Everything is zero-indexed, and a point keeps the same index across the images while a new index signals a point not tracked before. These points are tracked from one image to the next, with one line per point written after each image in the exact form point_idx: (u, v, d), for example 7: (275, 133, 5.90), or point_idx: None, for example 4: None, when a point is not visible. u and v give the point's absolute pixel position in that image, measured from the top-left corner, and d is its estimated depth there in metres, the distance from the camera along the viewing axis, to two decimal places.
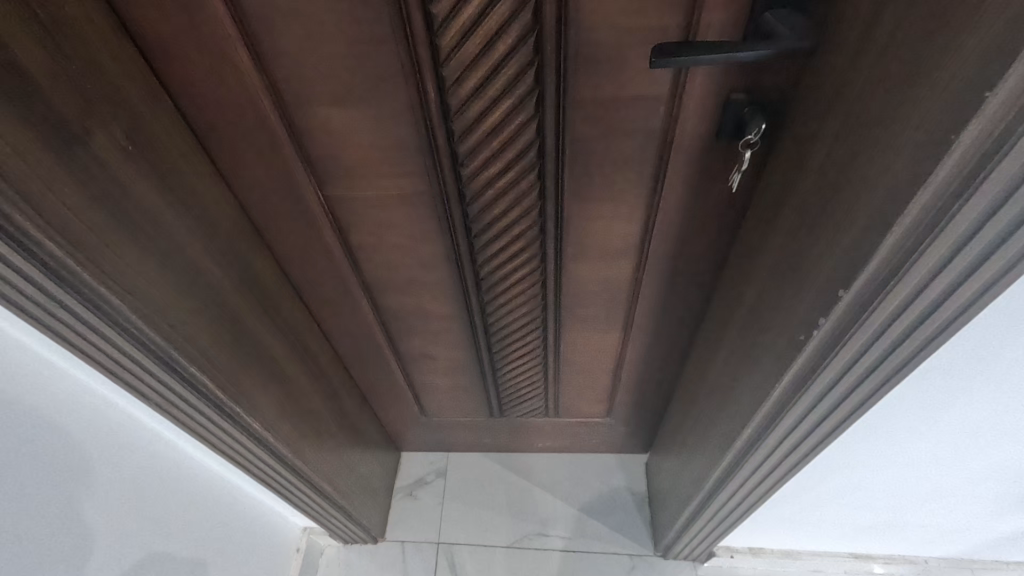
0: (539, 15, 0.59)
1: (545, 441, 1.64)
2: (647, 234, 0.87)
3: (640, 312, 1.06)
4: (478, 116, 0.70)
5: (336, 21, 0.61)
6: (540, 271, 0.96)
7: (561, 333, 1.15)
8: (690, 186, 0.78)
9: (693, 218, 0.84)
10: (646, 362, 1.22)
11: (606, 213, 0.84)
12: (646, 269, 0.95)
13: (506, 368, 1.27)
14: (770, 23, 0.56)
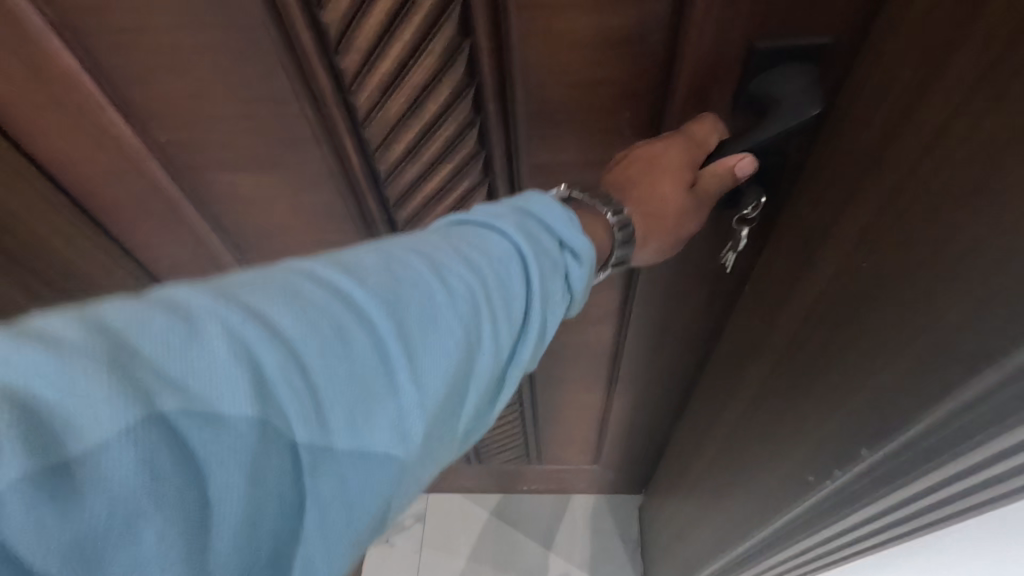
0: (474, 70, 0.47)
1: (533, 484, 1.50)
2: (629, 299, 0.75)
3: (626, 374, 0.94)
4: (413, 184, 0.57)
5: (225, 82, 0.48)
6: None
7: (540, 391, 1.03)
8: (675, 257, 0.66)
9: (681, 287, 0.72)
10: (635, 421, 1.10)
11: None
12: (630, 334, 0.83)
13: (482, 422, 1.16)
14: (769, 83, 0.45)
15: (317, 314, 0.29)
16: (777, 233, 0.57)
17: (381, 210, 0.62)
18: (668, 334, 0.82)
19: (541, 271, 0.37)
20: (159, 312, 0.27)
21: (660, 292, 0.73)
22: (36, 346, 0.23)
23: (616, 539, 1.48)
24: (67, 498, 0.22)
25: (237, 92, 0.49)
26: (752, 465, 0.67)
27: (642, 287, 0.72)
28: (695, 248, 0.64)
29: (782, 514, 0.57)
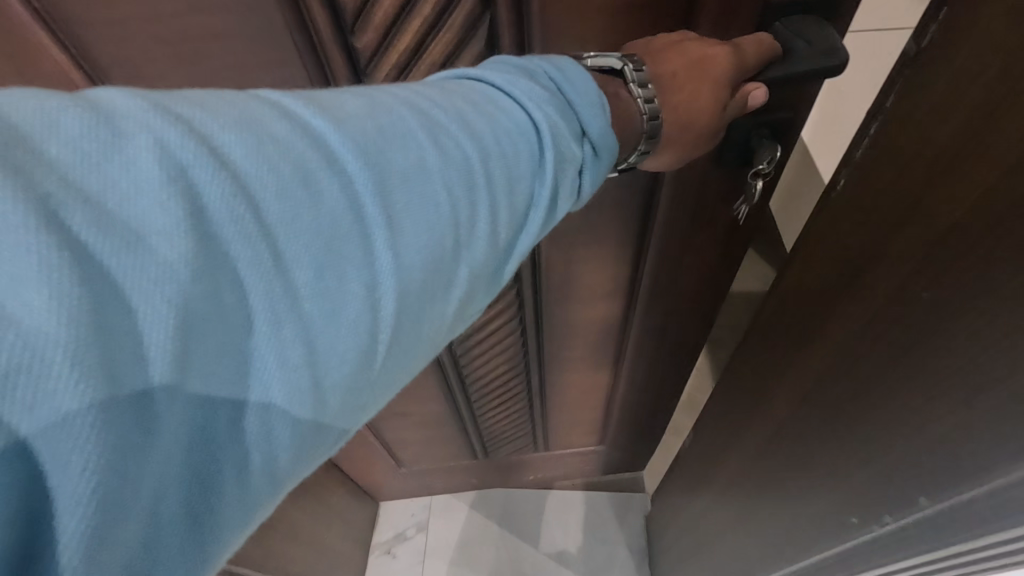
0: (495, 44, 0.46)
1: (538, 474, 1.46)
2: (638, 272, 0.77)
3: (631, 352, 0.96)
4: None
5: (233, 72, 0.46)
6: (516, 319, 0.84)
7: (547, 377, 1.03)
8: (686, 223, 0.68)
9: (687, 256, 0.73)
10: (638, 399, 1.12)
11: (591, 256, 0.73)
12: (639, 308, 0.84)
13: (490, 414, 1.15)
14: (785, 35, 0.46)
15: (413, 142, 0.27)
16: (820, 214, 0.56)
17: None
18: (672, 305, 0.84)
19: (605, 128, 0.34)
20: (260, 113, 0.25)
21: (666, 264, 0.75)
22: (146, 136, 0.22)
23: (622, 539, 1.43)
24: (182, 303, 0.21)
25: (247, 83, 0.47)
26: (772, 437, 0.68)
27: (650, 260, 0.74)
28: (703, 211, 0.66)
29: (813, 484, 0.59)
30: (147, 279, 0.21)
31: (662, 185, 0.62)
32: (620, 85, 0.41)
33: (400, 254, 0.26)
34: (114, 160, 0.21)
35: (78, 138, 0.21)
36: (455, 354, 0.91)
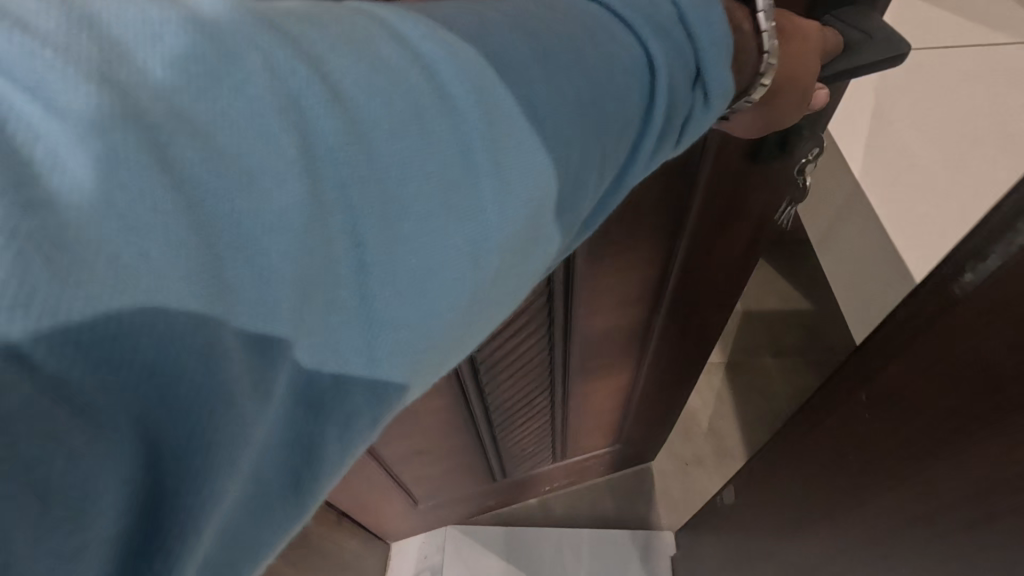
0: None
1: (554, 482, 1.32)
2: (669, 270, 0.75)
3: (655, 349, 0.94)
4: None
5: None
6: (544, 331, 0.79)
7: (570, 389, 0.99)
8: (721, 206, 0.67)
9: (716, 239, 0.73)
10: (657, 397, 1.10)
11: (627, 261, 0.70)
12: (665, 304, 0.83)
13: (510, 438, 1.08)
14: (836, 24, 0.51)
15: (524, 87, 0.26)
16: (938, 283, 0.53)
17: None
18: (696, 291, 0.83)
19: (720, 73, 0.34)
20: (370, 33, 0.24)
21: (696, 253, 0.74)
22: (258, 56, 0.21)
23: None
24: (311, 248, 0.21)
25: None
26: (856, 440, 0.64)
27: (680, 251, 0.73)
28: (733, 194, 0.67)
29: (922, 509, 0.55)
30: (271, 220, 0.20)
31: (703, 177, 0.62)
32: (747, 13, 0.41)
33: (516, 201, 0.26)
34: (226, 86, 0.20)
35: (186, 60, 0.20)
36: (480, 382, 0.84)
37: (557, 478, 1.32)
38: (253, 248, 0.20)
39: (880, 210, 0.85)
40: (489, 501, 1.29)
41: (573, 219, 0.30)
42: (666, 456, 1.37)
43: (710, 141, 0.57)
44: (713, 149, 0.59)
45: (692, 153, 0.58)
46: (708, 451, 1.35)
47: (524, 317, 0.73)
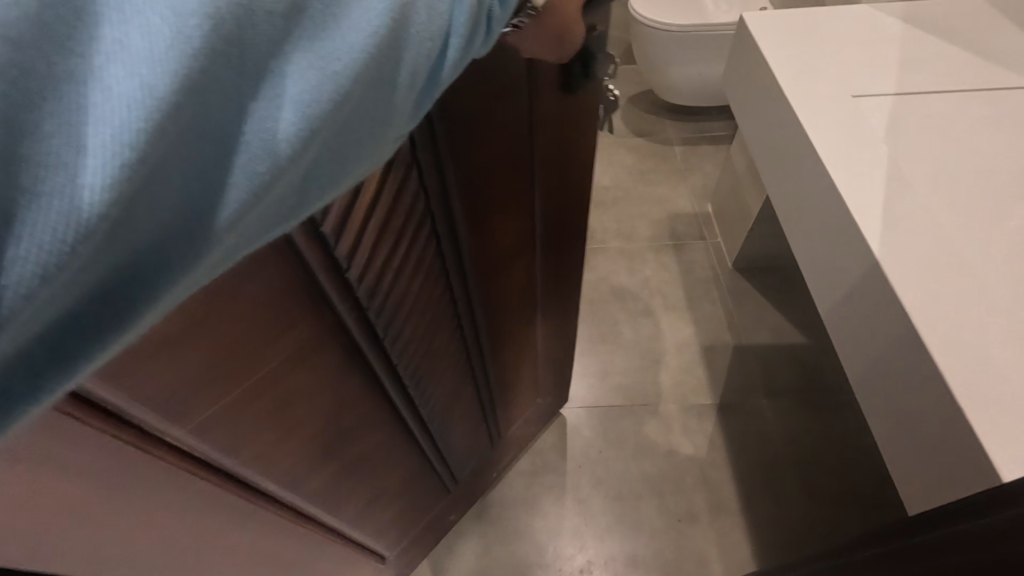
0: None
1: (525, 495, 1.19)
2: (539, 202, 0.78)
3: (543, 288, 0.95)
4: (367, 237, 0.55)
5: None
6: (444, 312, 0.77)
7: (487, 365, 0.95)
8: (548, 125, 0.70)
9: (558, 169, 0.77)
10: (553, 344, 1.10)
11: (502, 198, 0.71)
12: (536, 240, 0.85)
13: (455, 444, 0.99)
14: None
15: None
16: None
17: (345, 281, 0.54)
18: (560, 223, 0.86)
19: None
20: None
21: (553, 182, 0.78)
22: None
23: None
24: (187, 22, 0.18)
25: None
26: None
27: (537, 186, 0.75)
28: (555, 126, 0.71)
29: None
30: None
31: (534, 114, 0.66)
32: None
33: (370, 22, 0.24)
34: None
35: None
36: (411, 395, 0.77)
37: (505, 459, 1.20)
38: (119, 1, 0.18)
39: (835, 168, 0.68)
40: (451, 519, 1.13)
41: (426, 63, 0.27)
42: (658, 512, 1.16)
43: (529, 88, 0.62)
44: (531, 94, 0.63)
45: (518, 100, 0.62)
46: (702, 504, 1.16)
47: (422, 299, 0.71)
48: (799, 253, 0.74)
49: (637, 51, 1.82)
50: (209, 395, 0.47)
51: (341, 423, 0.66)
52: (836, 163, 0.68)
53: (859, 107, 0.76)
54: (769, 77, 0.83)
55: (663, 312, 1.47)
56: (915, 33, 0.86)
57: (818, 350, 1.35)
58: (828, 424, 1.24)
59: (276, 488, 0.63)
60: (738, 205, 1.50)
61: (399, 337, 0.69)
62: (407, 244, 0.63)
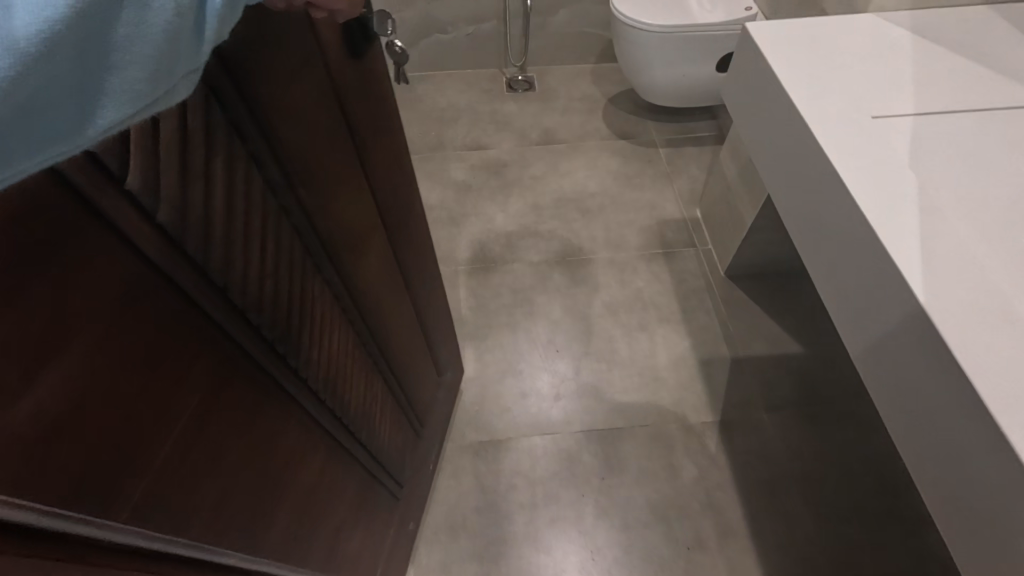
0: None
1: (527, 531, 1.14)
2: (381, 179, 0.73)
3: (409, 269, 0.89)
4: (229, 244, 0.47)
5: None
6: (336, 314, 0.69)
7: (389, 358, 0.89)
8: (370, 94, 0.65)
9: (384, 139, 0.71)
10: (432, 318, 1.05)
11: (353, 183, 0.65)
12: (393, 220, 0.80)
13: (386, 446, 0.93)
14: None
15: None
16: None
17: (224, 297, 0.47)
18: (400, 195, 0.80)
19: None
20: None
21: (388, 153, 0.73)
22: None
23: None
24: None
25: None
26: None
27: (374, 162, 0.69)
28: (367, 95, 0.64)
29: None
30: None
31: (349, 85, 0.59)
32: None
33: None
34: None
35: None
36: (328, 407, 0.70)
37: (433, 451, 1.18)
38: None
39: (864, 201, 0.64)
40: (412, 529, 1.09)
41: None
42: (665, 540, 1.12)
43: (334, 58, 0.55)
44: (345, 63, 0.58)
45: (330, 73, 0.55)
46: (709, 529, 1.13)
47: (314, 304, 0.63)
48: (823, 287, 0.71)
49: (619, 51, 1.76)
50: (139, 462, 0.40)
51: (276, 449, 0.59)
52: (864, 193, 0.64)
53: (880, 128, 0.72)
54: (780, 95, 0.78)
55: (658, 324, 1.43)
56: (923, 44, 0.82)
57: (815, 361, 1.33)
58: (827, 438, 1.22)
59: (238, 554, 0.55)
60: (728, 212, 1.46)
61: (300, 347, 0.61)
62: (277, 249, 0.55)
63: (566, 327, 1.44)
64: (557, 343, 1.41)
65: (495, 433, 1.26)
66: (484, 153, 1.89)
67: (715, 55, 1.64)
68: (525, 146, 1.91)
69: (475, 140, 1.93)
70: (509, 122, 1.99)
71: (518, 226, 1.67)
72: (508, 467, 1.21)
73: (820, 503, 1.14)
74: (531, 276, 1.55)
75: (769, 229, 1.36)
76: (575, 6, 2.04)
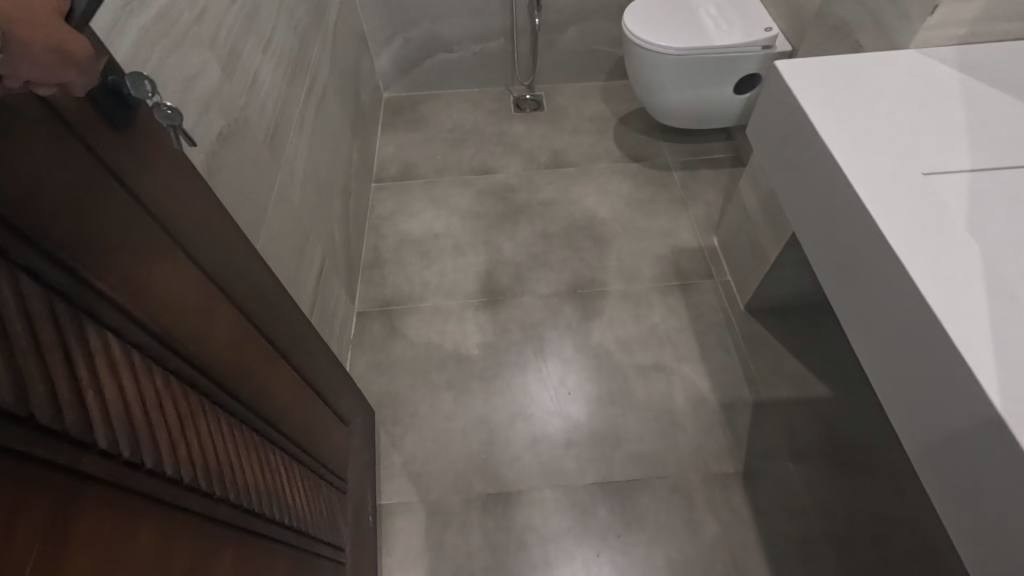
0: None
1: None
2: (204, 243, 0.56)
3: (275, 331, 0.73)
4: (32, 364, 0.34)
5: None
6: (210, 404, 0.54)
7: (286, 434, 0.73)
8: (155, 144, 0.48)
9: (192, 195, 0.54)
10: (321, 373, 0.90)
11: (165, 252, 0.48)
12: (236, 287, 0.62)
13: (311, 526, 0.77)
14: None
15: None
16: None
17: (41, 425, 0.33)
18: (240, 257, 0.64)
19: None
20: None
21: (202, 211, 0.56)
22: None
23: None
24: None
25: None
26: None
27: (185, 225, 0.53)
28: (149, 147, 0.47)
29: None
30: None
31: (119, 154, 0.43)
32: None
33: None
34: None
35: None
36: (238, 503, 0.56)
37: (369, 502, 1.09)
38: None
39: (927, 286, 0.57)
40: None
41: None
42: None
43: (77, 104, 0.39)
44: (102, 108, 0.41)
45: (86, 146, 0.40)
46: None
47: (178, 403, 0.48)
48: (869, 367, 0.64)
49: (630, 71, 1.69)
50: None
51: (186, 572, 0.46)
52: (926, 277, 0.58)
53: (933, 187, 0.66)
54: (818, 146, 0.71)
55: (674, 363, 1.36)
56: (976, 85, 0.75)
57: (844, 405, 1.26)
58: (858, 493, 1.14)
59: None
60: (749, 244, 1.39)
61: (175, 453, 0.47)
62: (101, 358, 0.40)
63: (578, 366, 1.37)
64: (569, 385, 1.34)
65: (504, 484, 1.19)
66: (492, 176, 1.83)
67: (734, 77, 1.57)
68: (533, 170, 1.85)
69: (482, 163, 1.88)
70: (518, 144, 1.93)
71: (527, 256, 1.61)
72: (520, 523, 1.15)
73: (856, 566, 1.06)
74: (542, 309, 1.48)
75: (795, 263, 1.28)
76: (585, 24, 1.98)
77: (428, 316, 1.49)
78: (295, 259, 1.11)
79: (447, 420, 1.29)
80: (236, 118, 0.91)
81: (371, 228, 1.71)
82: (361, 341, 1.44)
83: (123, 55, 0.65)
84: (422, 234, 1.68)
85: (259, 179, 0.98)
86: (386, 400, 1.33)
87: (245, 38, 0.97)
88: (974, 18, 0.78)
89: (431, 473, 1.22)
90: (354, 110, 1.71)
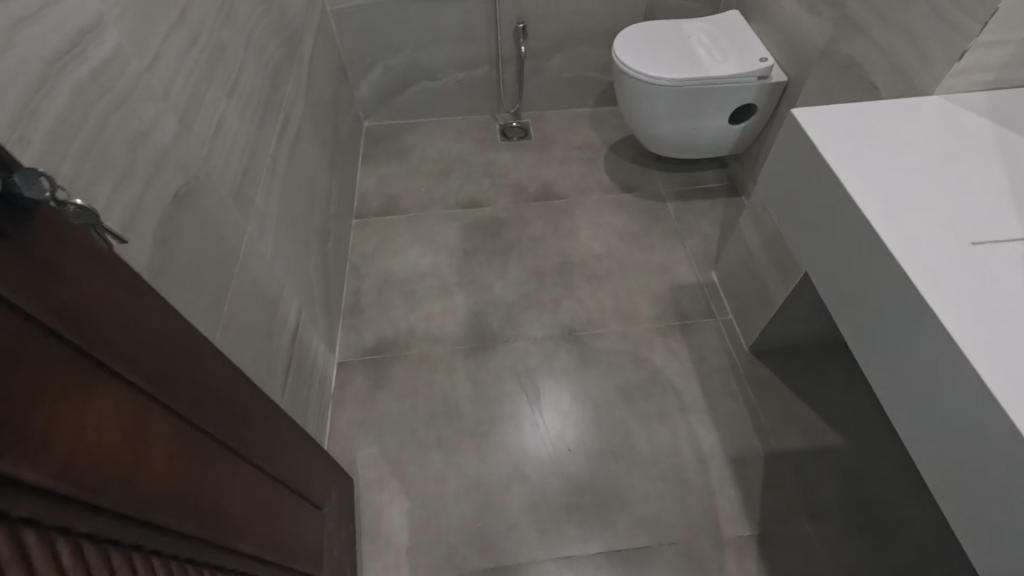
0: None
1: None
2: (129, 359, 0.47)
3: (229, 432, 0.64)
4: None
5: None
6: (141, 552, 0.45)
7: (247, 549, 0.64)
8: (56, 252, 0.40)
9: (110, 304, 0.46)
10: (287, 461, 0.81)
11: (70, 390, 0.40)
12: (177, 397, 0.54)
13: None
14: None
15: None
16: None
17: None
18: (181, 359, 0.55)
19: None
20: None
21: (124, 321, 0.47)
22: None
23: None
24: None
25: None
26: None
27: (101, 347, 0.44)
28: (47, 265, 0.39)
29: None
30: None
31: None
32: None
33: None
34: None
35: None
36: None
37: None
38: None
39: (995, 380, 0.51)
40: None
41: None
42: None
43: None
44: None
45: None
46: None
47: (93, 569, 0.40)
48: (924, 457, 0.58)
49: (619, 100, 1.63)
50: None
51: None
52: (993, 370, 0.52)
53: (982, 261, 0.60)
54: (851, 214, 0.65)
55: (679, 413, 1.28)
56: (1010, 137, 0.70)
57: (859, 455, 1.19)
58: (880, 555, 1.07)
59: None
60: (752, 284, 1.32)
61: None
62: None
63: (576, 418, 1.28)
64: (568, 440, 1.25)
65: (502, 557, 1.10)
66: (479, 210, 1.75)
67: (729, 108, 1.52)
68: (522, 202, 1.77)
69: (469, 196, 1.79)
70: (505, 175, 1.85)
71: (519, 296, 1.52)
72: None
73: None
74: (536, 355, 1.39)
75: (804, 306, 1.22)
76: (572, 51, 1.92)
77: (415, 365, 1.39)
78: (268, 320, 1.01)
79: (439, 483, 1.19)
80: (197, 174, 0.81)
81: (352, 269, 1.61)
82: (343, 395, 1.33)
83: (52, 122, 0.55)
84: (406, 273, 1.59)
85: (225, 238, 0.88)
86: (371, 462, 1.23)
87: (206, 85, 0.87)
88: (1004, 63, 0.72)
89: (421, 546, 1.11)
90: (332, 144, 1.62)
